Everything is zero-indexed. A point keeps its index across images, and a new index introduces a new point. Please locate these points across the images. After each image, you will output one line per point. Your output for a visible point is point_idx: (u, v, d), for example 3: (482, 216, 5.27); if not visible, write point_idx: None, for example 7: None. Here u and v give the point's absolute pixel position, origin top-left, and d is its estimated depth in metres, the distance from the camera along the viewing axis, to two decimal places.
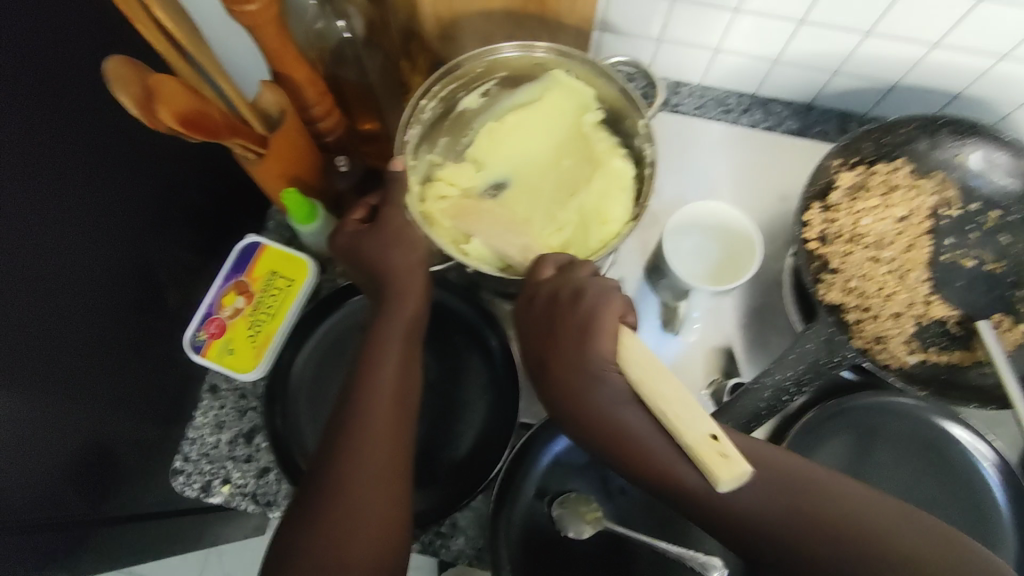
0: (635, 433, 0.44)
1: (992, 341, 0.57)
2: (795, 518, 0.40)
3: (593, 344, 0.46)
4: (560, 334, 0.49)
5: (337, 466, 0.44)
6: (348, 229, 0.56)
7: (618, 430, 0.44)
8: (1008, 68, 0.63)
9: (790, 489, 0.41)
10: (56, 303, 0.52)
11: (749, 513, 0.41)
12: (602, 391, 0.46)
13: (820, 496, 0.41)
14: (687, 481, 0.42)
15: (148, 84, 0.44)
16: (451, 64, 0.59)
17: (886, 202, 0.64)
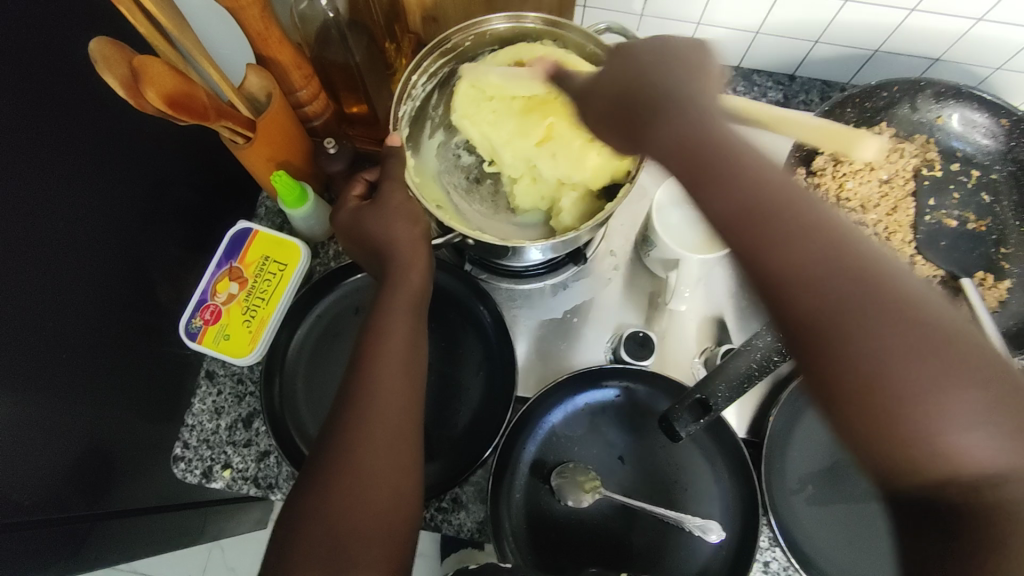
0: (713, 130, 0.34)
1: (976, 296, 0.57)
2: (893, 313, 0.29)
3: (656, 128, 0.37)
4: (680, 76, 0.38)
5: (338, 439, 0.45)
6: (349, 207, 0.57)
7: (729, 186, 0.32)
8: (985, 30, 0.64)
9: (896, 312, 0.29)
10: (45, 295, 0.52)
11: (821, 294, 0.30)
12: (675, 79, 0.38)
13: (904, 289, 0.30)
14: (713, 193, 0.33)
15: (134, 65, 0.44)
16: (439, 39, 0.60)
17: (871, 164, 0.64)
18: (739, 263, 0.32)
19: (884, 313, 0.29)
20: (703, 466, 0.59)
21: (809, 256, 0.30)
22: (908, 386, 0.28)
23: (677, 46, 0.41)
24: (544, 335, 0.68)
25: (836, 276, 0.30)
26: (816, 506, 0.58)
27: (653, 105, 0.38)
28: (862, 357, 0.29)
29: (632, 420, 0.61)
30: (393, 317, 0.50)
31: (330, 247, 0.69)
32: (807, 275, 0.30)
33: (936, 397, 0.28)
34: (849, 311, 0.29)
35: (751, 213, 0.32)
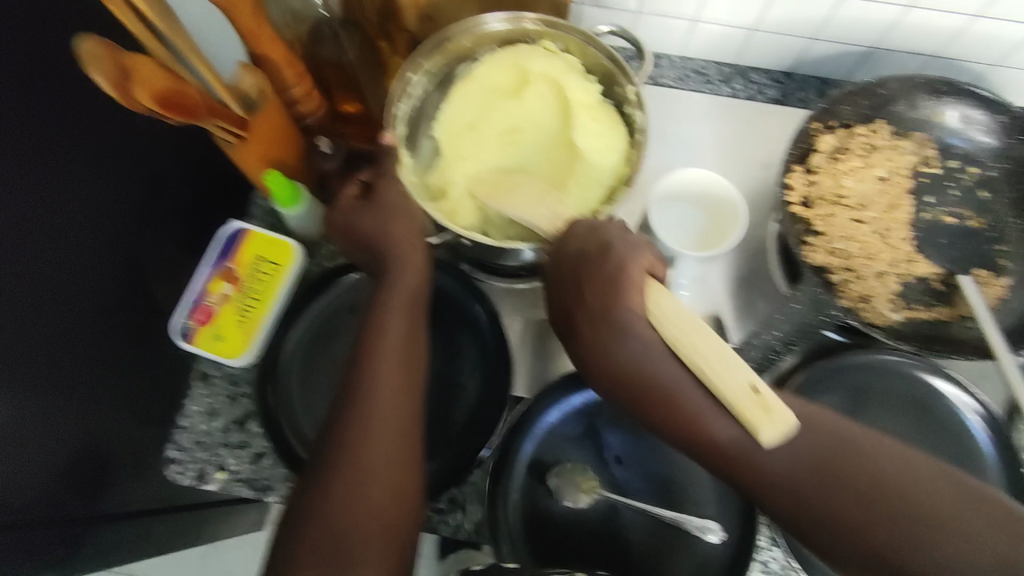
0: (670, 377, 0.44)
1: (975, 296, 0.57)
2: (828, 484, 0.39)
3: (617, 316, 0.47)
4: (605, 273, 0.49)
5: (335, 441, 0.44)
6: (342, 206, 0.56)
7: (673, 403, 0.44)
8: (983, 26, 0.64)
9: (859, 493, 0.39)
10: (39, 296, 0.51)
11: (782, 479, 0.41)
12: (637, 277, 0.48)
13: (878, 477, 0.39)
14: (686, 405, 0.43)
15: (123, 63, 0.44)
16: (438, 36, 0.61)
17: (868, 162, 0.64)
18: (694, 443, 0.43)
19: (874, 502, 0.38)
20: (702, 467, 0.59)
21: (784, 466, 0.41)
22: (900, 506, 0.38)
23: (612, 235, 0.51)
24: (541, 334, 0.67)
25: (818, 475, 0.40)
26: None
27: (591, 274, 0.50)
28: (832, 507, 0.39)
29: (628, 420, 0.60)
30: (390, 317, 0.49)
31: (325, 247, 0.68)
32: (790, 452, 0.41)
33: (942, 548, 0.36)
34: (836, 509, 0.39)
35: (726, 460, 0.42)
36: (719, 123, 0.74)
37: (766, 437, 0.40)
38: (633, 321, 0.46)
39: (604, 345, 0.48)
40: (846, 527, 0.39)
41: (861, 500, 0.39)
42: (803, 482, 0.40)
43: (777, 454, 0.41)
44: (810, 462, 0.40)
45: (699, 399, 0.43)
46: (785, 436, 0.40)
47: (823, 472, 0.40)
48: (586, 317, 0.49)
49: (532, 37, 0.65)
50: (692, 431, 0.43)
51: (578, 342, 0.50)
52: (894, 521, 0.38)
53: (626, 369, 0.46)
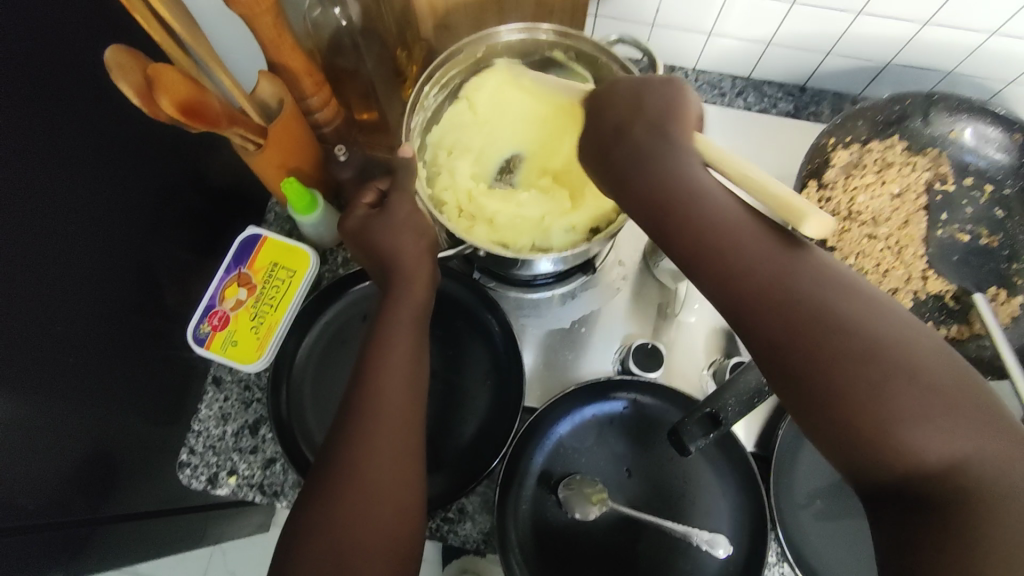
0: (720, 213, 0.37)
1: (990, 314, 0.56)
2: (867, 364, 0.32)
3: (668, 134, 0.41)
4: (665, 121, 0.42)
5: (345, 449, 0.45)
6: (358, 214, 0.56)
7: (726, 247, 0.36)
8: (999, 43, 0.64)
9: (925, 385, 0.32)
10: (54, 299, 0.52)
11: (786, 348, 0.34)
12: (672, 145, 0.40)
13: (925, 350, 0.33)
14: (718, 260, 0.36)
15: (148, 73, 0.45)
16: (451, 48, 0.61)
17: (882, 178, 0.65)
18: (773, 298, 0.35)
19: (876, 363, 0.32)
20: (710, 480, 0.59)
21: (829, 370, 0.33)
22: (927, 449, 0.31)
23: (649, 95, 0.44)
24: (552, 344, 0.67)
25: (953, 395, 0.32)
26: (825, 522, 0.58)
27: (627, 133, 0.43)
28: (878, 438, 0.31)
29: (639, 433, 0.61)
30: (402, 327, 0.50)
31: (338, 254, 0.69)
32: (758, 321, 0.35)
33: (935, 415, 0.31)
34: (841, 351, 0.33)
35: (764, 282, 0.35)
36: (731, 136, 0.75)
37: (807, 228, 0.34)
38: (680, 147, 0.40)
39: (636, 188, 0.40)
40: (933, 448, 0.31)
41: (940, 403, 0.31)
42: (910, 384, 0.32)
43: (882, 324, 0.33)
44: (898, 343, 0.33)
45: (814, 282, 0.35)
46: (827, 229, 0.35)
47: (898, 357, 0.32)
48: (637, 117, 0.43)
49: (544, 46, 0.64)
50: (783, 306, 0.34)
51: (605, 180, 0.44)
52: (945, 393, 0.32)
53: (695, 223, 0.37)
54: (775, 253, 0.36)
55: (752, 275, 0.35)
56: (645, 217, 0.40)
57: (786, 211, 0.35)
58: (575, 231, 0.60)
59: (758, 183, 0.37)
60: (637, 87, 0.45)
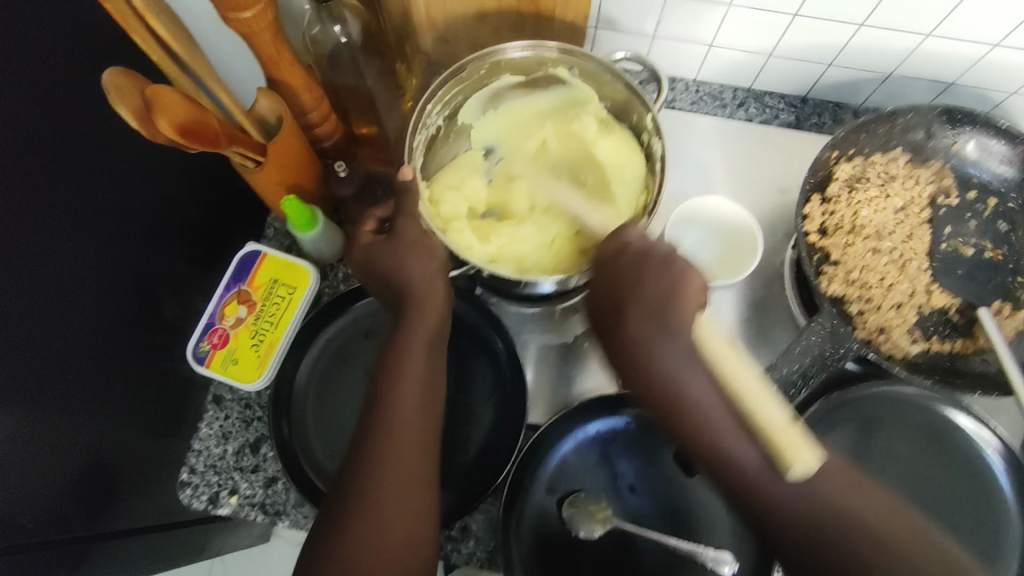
0: (695, 399, 0.45)
1: (994, 329, 0.57)
2: (838, 522, 0.41)
3: (627, 318, 0.49)
4: (644, 295, 0.49)
5: (350, 473, 0.44)
6: (364, 237, 0.56)
7: (709, 439, 0.44)
8: (1002, 55, 0.64)
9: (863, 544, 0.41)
10: (53, 319, 0.51)
11: (779, 498, 0.42)
12: (717, 384, 0.42)
13: (830, 497, 0.41)
14: (697, 411, 0.44)
15: (147, 94, 0.44)
16: (452, 69, 0.59)
17: (886, 192, 0.64)
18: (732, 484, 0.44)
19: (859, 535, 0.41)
20: (716, 497, 0.59)
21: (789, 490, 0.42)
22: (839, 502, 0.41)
23: (652, 260, 0.50)
24: (555, 360, 0.67)
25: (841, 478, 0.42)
26: None
27: (623, 318, 0.49)
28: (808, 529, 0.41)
29: (643, 449, 0.60)
30: (405, 348, 0.49)
31: (339, 269, 0.68)
32: (807, 487, 0.42)
33: (861, 504, 0.42)
34: (813, 534, 0.41)
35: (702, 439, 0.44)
36: (733, 148, 0.74)
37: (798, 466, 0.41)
38: (685, 344, 0.46)
39: (647, 357, 0.47)
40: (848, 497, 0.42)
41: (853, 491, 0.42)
42: (794, 503, 0.42)
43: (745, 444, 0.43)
44: (770, 437, 0.43)
45: (706, 391, 0.45)
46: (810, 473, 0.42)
47: (773, 466, 0.42)
48: (632, 303, 0.49)
49: (548, 64, 0.63)
50: (710, 450, 0.44)
51: (611, 349, 0.51)
52: (848, 522, 0.41)
53: (644, 387, 0.47)
54: (695, 364, 0.46)
55: (688, 389, 0.45)
56: (642, 385, 0.47)
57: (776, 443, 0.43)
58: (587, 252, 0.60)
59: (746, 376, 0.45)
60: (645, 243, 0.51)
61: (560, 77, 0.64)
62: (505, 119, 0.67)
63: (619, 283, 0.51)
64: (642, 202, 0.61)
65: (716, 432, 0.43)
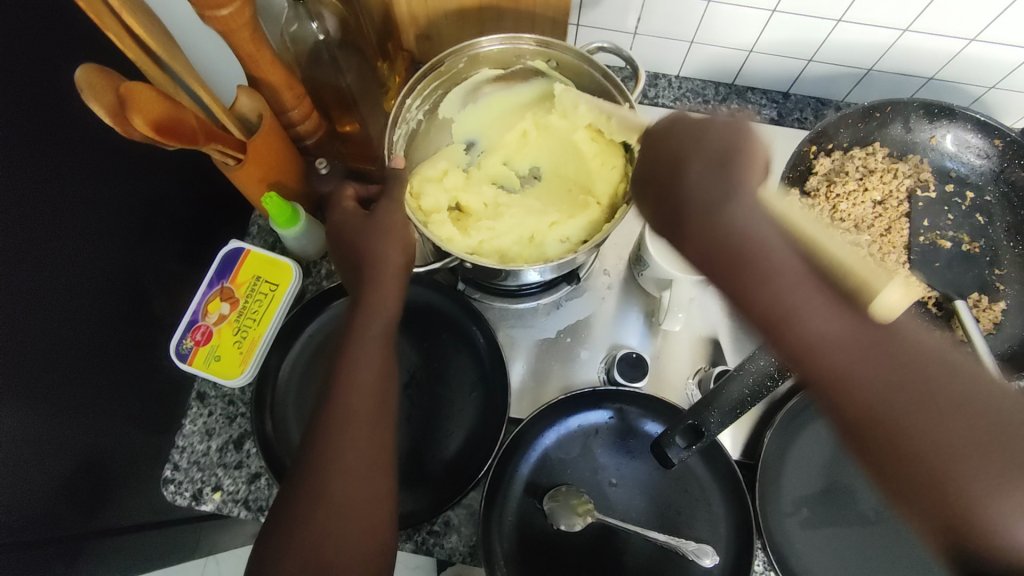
0: (749, 230, 0.36)
1: (970, 319, 0.56)
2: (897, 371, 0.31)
3: (733, 172, 0.38)
4: (709, 143, 0.40)
5: (329, 467, 0.44)
6: (342, 218, 0.56)
7: (751, 262, 0.35)
8: (978, 50, 0.64)
9: (909, 380, 0.31)
10: (42, 316, 0.51)
11: (870, 392, 0.31)
12: (722, 187, 0.38)
13: (933, 365, 0.32)
14: (769, 296, 0.34)
15: (120, 92, 0.44)
16: (432, 60, 0.61)
17: (864, 186, 0.64)
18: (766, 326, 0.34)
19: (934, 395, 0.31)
20: (696, 489, 0.59)
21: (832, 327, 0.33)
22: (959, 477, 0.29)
23: (708, 127, 0.41)
24: (537, 355, 0.67)
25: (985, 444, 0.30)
26: (811, 529, 0.57)
27: (680, 171, 0.41)
28: (894, 455, 0.31)
29: (624, 442, 0.61)
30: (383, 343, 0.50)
31: (322, 267, 0.69)
32: (834, 345, 0.32)
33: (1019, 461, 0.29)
34: (861, 372, 0.32)
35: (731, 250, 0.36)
36: None
37: (885, 301, 0.33)
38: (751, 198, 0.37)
39: (682, 241, 0.40)
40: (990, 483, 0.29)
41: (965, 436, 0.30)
42: (888, 397, 0.31)
43: (864, 372, 0.32)
44: (899, 366, 0.32)
45: (826, 325, 0.33)
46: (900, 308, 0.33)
47: (891, 370, 0.32)
48: (696, 153, 0.40)
49: (526, 56, 0.64)
50: (792, 338, 0.33)
51: (658, 218, 0.42)
52: (961, 412, 0.31)
53: (713, 248, 0.37)
54: (806, 300, 0.33)
55: (797, 330, 0.33)
56: (709, 261, 0.37)
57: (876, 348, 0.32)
58: (568, 242, 0.60)
59: (832, 236, 0.36)
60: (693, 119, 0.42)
61: (539, 69, 0.65)
62: (484, 111, 0.68)
63: (684, 199, 0.40)
64: (621, 189, 0.61)
65: (752, 263, 0.35)
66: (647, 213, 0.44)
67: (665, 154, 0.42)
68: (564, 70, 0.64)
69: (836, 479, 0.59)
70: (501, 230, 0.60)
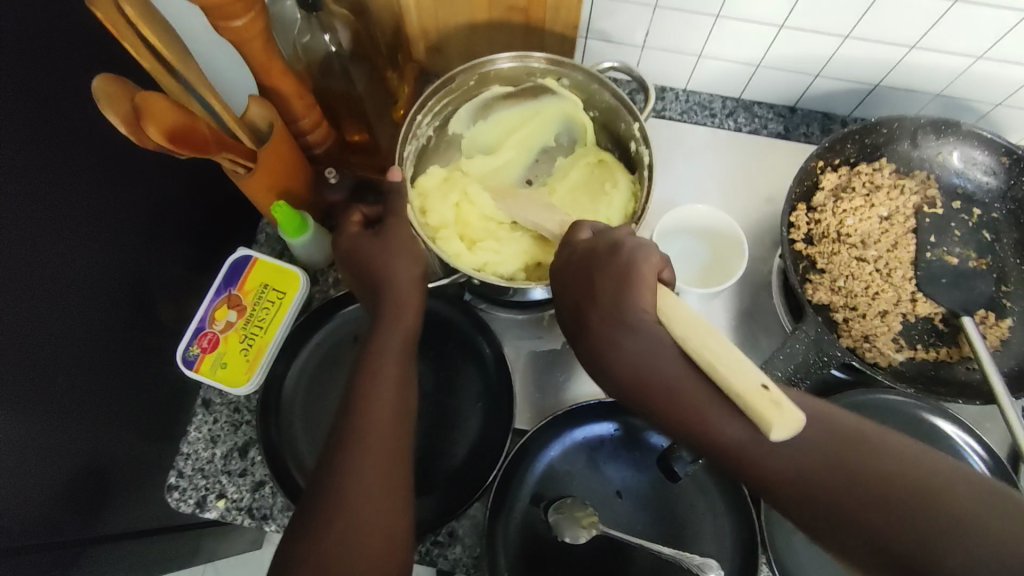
0: (655, 365, 0.39)
1: (978, 338, 0.57)
2: (835, 471, 0.33)
3: (632, 296, 0.42)
4: (602, 292, 0.44)
5: (332, 477, 0.45)
6: (350, 231, 0.57)
7: (683, 414, 0.37)
8: (986, 67, 0.64)
9: (831, 457, 0.33)
10: (47, 321, 0.52)
11: (787, 479, 0.34)
12: (637, 317, 0.41)
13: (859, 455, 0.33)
14: (688, 407, 0.37)
15: (136, 101, 0.45)
16: (444, 78, 0.61)
17: (871, 201, 0.64)
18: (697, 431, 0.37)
19: (853, 492, 0.32)
20: (701, 502, 0.59)
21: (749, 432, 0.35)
22: (856, 520, 0.32)
23: (623, 243, 0.46)
24: (543, 367, 0.67)
25: (867, 478, 0.32)
26: (816, 545, 0.57)
27: (600, 263, 0.46)
28: (825, 518, 0.33)
29: (629, 455, 0.60)
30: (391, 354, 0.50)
31: (330, 275, 0.69)
32: (779, 446, 0.34)
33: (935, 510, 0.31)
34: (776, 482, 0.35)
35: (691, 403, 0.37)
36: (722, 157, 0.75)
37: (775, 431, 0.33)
38: (643, 320, 0.41)
39: (604, 360, 0.42)
40: (868, 529, 0.32)
41: (831, 472, 0.33)
42: (811, 474, 0.33)
43: (777, 453, 0.34)
44: (808, 439, 0.34)
45: (721, 420, 0.36)
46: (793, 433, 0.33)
47: (825, 467, 0.33)
48: (595, 256, 0.46)
49: (538, 75, 0.64)
50: (701, 437, 0.36)
51: (582, 349, 0.45)
52: (846, 473, 0.33)
53: (624, 382, 0.41)
54: (714, 410, 0.36)
55: (718, 435, 0.36)
56: (631, 393, 0.40)
57: (748, 407, 0.34)
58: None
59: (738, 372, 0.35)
60: (599, 239, 0.48)
61: (548, 86, 0.65)
62: (494, 127, 0.67)
63: (611, 298, 0.43)
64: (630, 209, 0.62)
65: (700, 403, 0.36)
66: (564, 313, 0.47)
67: (584, 233, 0.50)
68: (576, 88, 0.64)
69: None
70: (509, 247, 0.60)
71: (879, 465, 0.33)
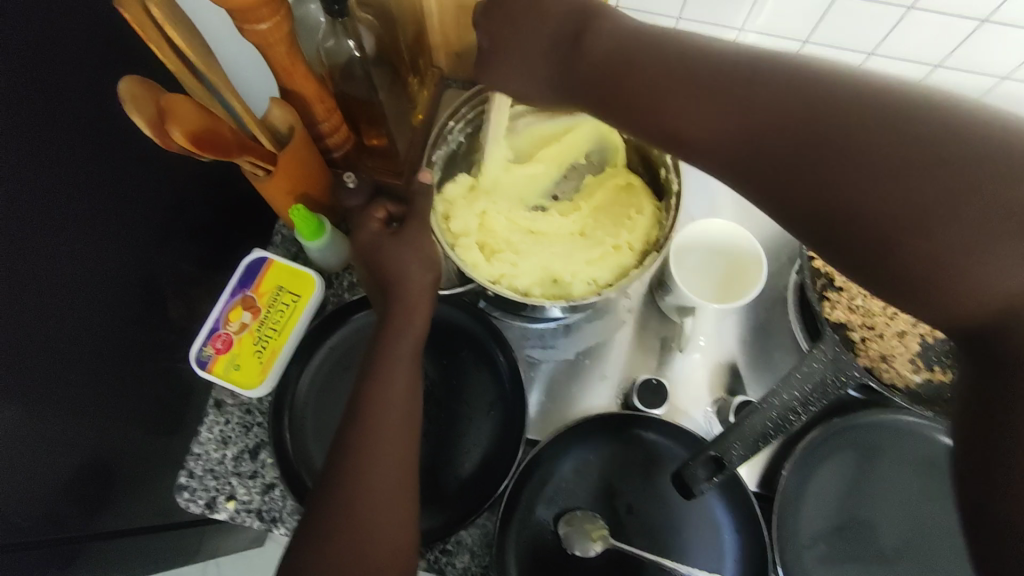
0: (665, 63, 0.41)
1: None
2: (847, 116, 0.34)
3: (637, 73, 0.41)
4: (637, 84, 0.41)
5: (342, 482, 0.44)
6: (371, 227, 0.56)
7: (658, 109, 0.41)
8: (1011, 88, 0.64)
9: (820, 106, 0.35)
10: (58, 316, 0.52)
11: (777, 158, 0.36)
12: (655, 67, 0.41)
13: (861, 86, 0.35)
14: (673, 104, 0.40)
15: (161, 104, 0.45)
16: (481, 87, 0.63)
17: None
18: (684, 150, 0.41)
19: (839, 113, 0.34)
20: (712, 519, 0.58)
21: (733, 116, 0.38)
22: (887, 210, 0.32)
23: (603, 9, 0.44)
24: (555, 377, 0.67)
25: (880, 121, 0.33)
26: (827, 565, 0.57)
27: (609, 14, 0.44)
28: (862, 234, 0.34)
29: (641, 469, 0.60)
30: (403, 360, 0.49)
31: (344, 278, 0.69)
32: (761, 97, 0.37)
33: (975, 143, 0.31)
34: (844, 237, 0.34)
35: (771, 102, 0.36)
36: None
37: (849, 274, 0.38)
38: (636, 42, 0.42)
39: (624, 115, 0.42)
40: (958, 231, 0.31)
41: (881, 132, 0.33)
42: (848, 171, 0.33)
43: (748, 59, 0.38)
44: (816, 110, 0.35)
45: (728, 125, 0.38)
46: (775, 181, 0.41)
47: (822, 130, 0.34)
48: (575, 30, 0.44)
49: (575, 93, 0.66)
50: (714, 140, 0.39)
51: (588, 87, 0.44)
52: (888, 116, 0.33)
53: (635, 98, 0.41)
54: (701, 103, 0.39)
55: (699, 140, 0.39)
56: (642, 123, 0.42)
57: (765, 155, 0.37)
58: (593, 285, 0.61)
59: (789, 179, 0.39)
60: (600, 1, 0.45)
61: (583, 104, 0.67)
62: (524, 140, 0.67)
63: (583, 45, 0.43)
64: (652, 234, 0.63)
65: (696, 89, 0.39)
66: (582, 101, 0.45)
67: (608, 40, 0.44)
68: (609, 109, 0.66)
69: (856, 515, 0.59)
70: (528, 261, 0.61)
71: (909, 119, 0.33)
